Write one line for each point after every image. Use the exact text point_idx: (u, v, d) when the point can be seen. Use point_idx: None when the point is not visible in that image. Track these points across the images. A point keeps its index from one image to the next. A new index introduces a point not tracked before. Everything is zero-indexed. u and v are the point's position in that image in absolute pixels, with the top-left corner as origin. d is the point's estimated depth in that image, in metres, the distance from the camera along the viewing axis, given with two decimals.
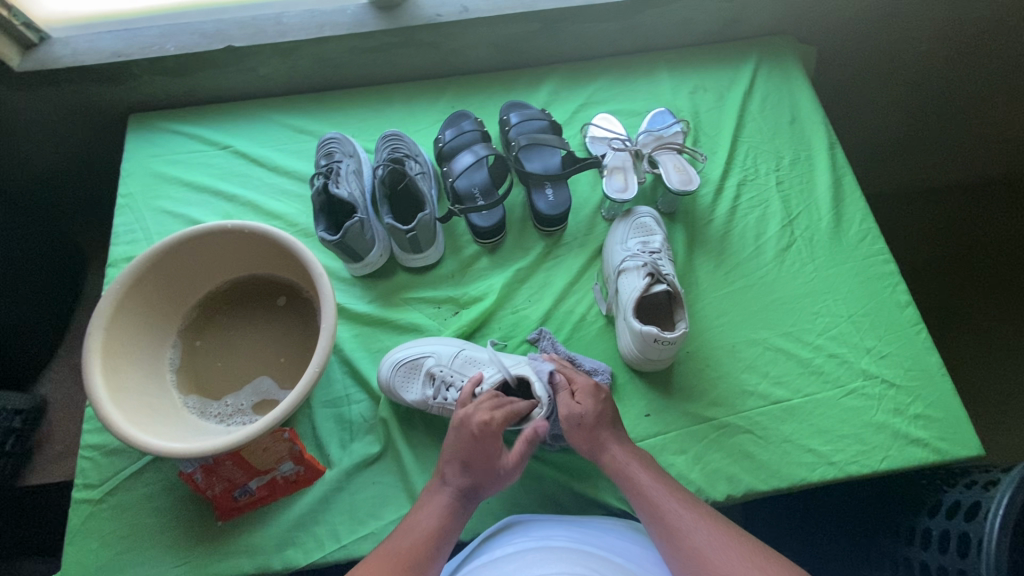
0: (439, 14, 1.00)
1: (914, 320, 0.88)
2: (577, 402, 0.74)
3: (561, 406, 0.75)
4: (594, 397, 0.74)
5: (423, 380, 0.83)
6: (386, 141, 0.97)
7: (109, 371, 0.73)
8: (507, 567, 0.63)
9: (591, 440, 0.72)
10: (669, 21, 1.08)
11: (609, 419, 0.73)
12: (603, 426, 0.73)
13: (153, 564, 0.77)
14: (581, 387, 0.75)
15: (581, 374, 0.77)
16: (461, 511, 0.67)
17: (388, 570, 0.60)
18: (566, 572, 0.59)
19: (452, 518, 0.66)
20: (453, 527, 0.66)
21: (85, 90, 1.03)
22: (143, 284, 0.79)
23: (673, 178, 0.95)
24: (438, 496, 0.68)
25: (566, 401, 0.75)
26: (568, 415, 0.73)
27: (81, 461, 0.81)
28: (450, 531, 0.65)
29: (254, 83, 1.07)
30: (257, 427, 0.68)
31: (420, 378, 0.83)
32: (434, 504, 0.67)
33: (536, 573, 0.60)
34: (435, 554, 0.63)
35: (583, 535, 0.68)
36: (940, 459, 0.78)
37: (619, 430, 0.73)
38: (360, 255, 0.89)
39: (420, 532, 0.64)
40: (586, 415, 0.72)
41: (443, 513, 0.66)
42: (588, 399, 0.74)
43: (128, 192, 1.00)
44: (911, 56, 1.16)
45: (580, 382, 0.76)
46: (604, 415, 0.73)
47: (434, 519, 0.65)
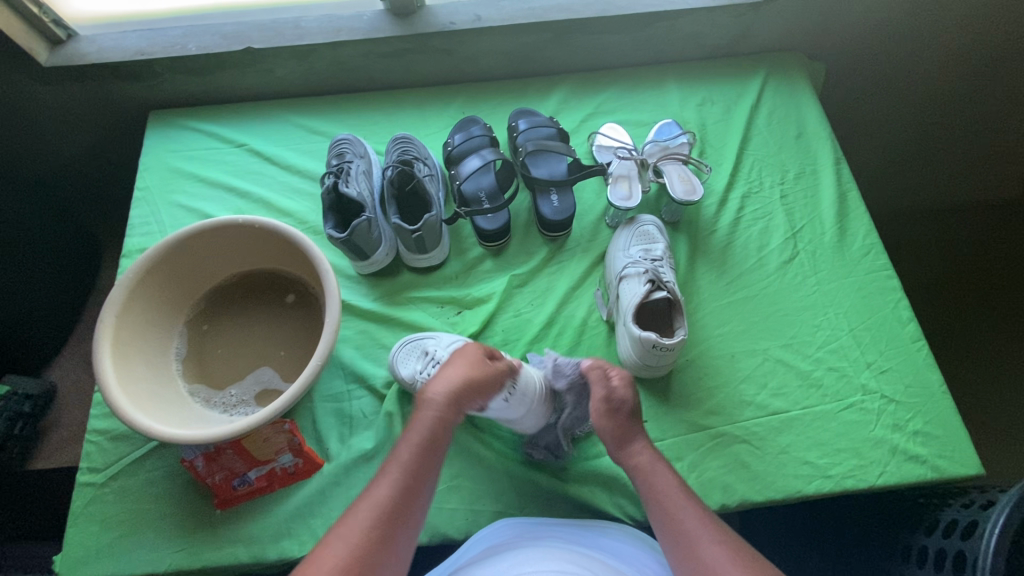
0: (452, 21, 1.03)
1: (916, 336, 0.88)
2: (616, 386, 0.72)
3: (599, 388, 0.72)
4: (630, 383, 0.73)
5: (419, 356, 0.85)
6: (396, 143, 0.99)
7: (118, 356, 0.75)
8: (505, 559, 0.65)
9: (628, 427, 0.71)
10: (679, 34, 1.10)
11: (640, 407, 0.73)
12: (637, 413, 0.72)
13: (151, 550, 0.78)
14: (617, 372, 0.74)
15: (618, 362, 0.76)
16: (433, 464, 0.66)
17: (366, 534, 0.58)
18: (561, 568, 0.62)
19: (435, 450, 0.66)
20: (426, 475, 0.65)
21: (108, 86, 1.06)
22: (157, 273, 0.81)
23: (677, 188, 0.96)
24: (413, 442, 0.66)
25: (603, 383, 0.72)
26: (607, 397, 0.71)
27: (87, 445, 0.83)
28: (422, 490, 0.64)
29: (271, 84, 1.10)
30: (259, 417, 0.69)
31: (417, 354, 0.85)
32: (411, 449, 0.65)
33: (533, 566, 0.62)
34: (416, 492, 0.63)
35: (577, 536, 0.71)
36: (938, 476, 0.78)
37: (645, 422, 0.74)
38: (367, 253, 0.91)
39: (393, 486, 0.62)
40: (625, 401, 0.71)
41: (418, 463, 0.65)
42: (627, 385, 0.72)
43: (145, 185, 1.03)
44: (918, 76, 1.16)
45: (623, 371, 0.74)
46: (638, 404, 0.72)
47: (409, 465, 0.64)
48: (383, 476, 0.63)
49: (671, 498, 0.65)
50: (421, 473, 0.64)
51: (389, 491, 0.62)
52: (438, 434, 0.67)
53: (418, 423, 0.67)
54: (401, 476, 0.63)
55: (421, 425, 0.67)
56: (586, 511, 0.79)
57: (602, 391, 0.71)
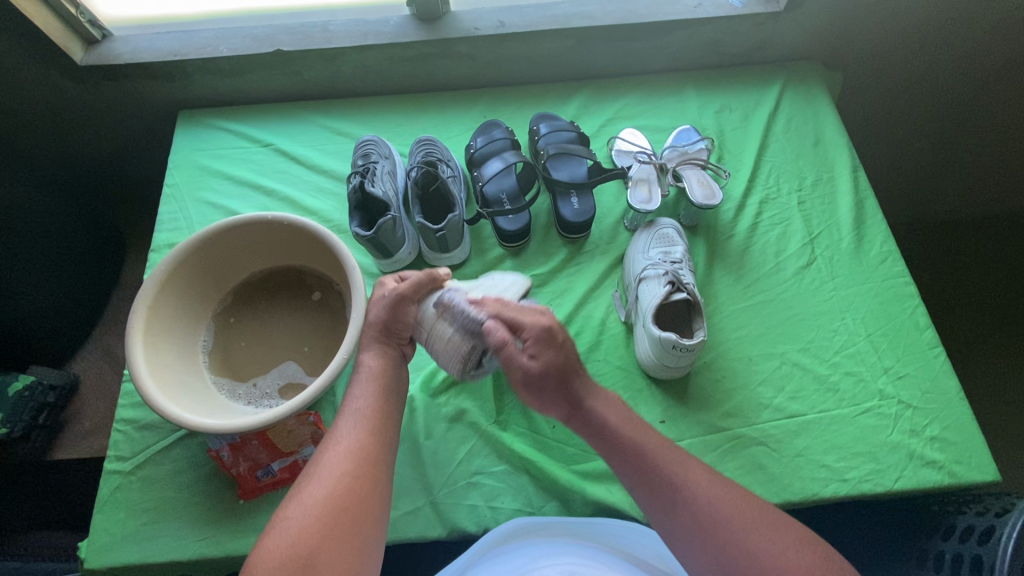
0: (477, 27, 1.05)
1: (933, 343, 0.88)
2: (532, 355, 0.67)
3: (512, 363, 0.66)
4: (546, 345, 0.67)
5: None
6: (420, 145, 1.01)
7: (149, 345, 0.77)
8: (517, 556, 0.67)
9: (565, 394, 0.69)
10: (698, 42, 1.11)
11: (568, 368, 0.68)
12: (569, 374, 0.68)
13: (175, 538, 0.79)
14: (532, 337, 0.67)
15: (528, 317, 0.68)
16: (390, 403, 0.70)
17: (343, 465, 0.62)
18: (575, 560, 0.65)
19: (387, 389, 0.71)
20: (386, 409, 0.69)
21: (139, 86, 1.09)
22: (187, 266, 0.83)
23: (697, 193, 0.98)
24: (365, 382, 0.70)
25: (517, 357, 0.66)
26: (525, 375, 0.66)
27: (115, 434, 0.86)
28: (387, 428, 0.68)
29: (298, 86, 1.13)
30: (287, 408, 0.70)
31: None
32: (367, 387, 0.70)
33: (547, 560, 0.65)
34: (382, 433, 0.67)
35: (582, 528, 0.73)
36: (955, 482, 0.78)
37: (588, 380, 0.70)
38: (391, 251, 0.92)
39: (360, 422, 0.66)
40: (544, 372, 0.66)
41: (374, 399, 0.69)
42: (540, 349, 0.67)
43: (174, 182, 1.05)
44: (934, 86, 1.17)
45: (530, 330, 0.67)
46: (564, 365, 0.67)
47: (369, 406, 0.68)
48: (345, 414, 0.67)
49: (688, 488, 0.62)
50: (380, 406, 0.68)
51: (359, 427, 0.65)
52: (387, 368, 0.72)
53: (366, 363, 0.72)
54: (363, 414, 0.67)
55: (369, 365, 0.72)
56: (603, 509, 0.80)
57: (517, 366, 0.66)
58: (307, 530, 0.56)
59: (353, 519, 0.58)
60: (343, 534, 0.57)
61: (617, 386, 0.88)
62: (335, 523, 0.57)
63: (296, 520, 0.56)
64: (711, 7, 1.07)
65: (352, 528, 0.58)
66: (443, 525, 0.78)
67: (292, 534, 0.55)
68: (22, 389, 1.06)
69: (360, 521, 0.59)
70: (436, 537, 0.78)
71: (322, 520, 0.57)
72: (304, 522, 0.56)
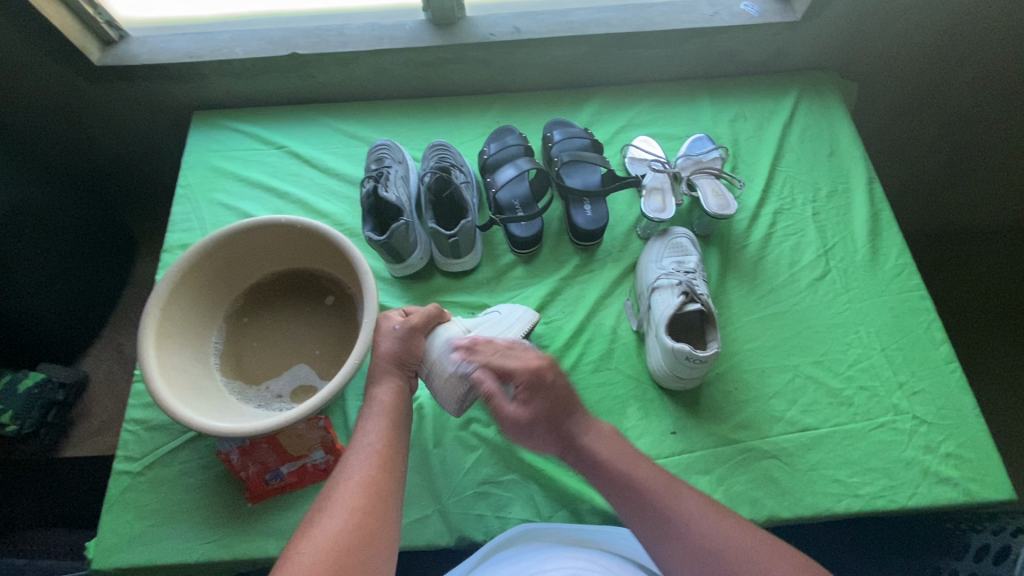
0: (492, 33, 1.05)
1: (949, 358, 0.87)
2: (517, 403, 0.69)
3: (500, 412, 0.70)
4: (531, 398, 0.69)
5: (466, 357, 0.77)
6: (433, 150, 1.01)
7: (161, 346, 0.77)
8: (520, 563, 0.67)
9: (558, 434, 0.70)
10: (714, 51, 1.11)
11: (555, 410, 0.69)
12: (558, 415, 0.70)
13: (182, 540, 0.79)
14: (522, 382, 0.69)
15: (521, 364, 0.70)
16: (400, 431, 0.70)
17: (355, 499, 0.60)
18: (578, 561, 0.65)
19: (397, 417, 0.71)
20: (397, 444, 0.68)
21: (155, 86, 1.10)
22: (201, 268, 0.83)
23: (711, 202, 0.97)
24: (377, 415, 0.70)
25: (504, 407, 0.70)
26: (512, 422, 0.70)
27: (125, 434, 0.86)
28: (396, 456, 0.67)
29: (313, 89, 1.13)
30: (297, 414, 0.70)
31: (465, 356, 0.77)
32: (378, 421, 0.69)
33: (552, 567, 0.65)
34: (392, 461, 0.66)
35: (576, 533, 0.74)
36: (970, 500, 0.77)
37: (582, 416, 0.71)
38: (403, 256, 0.92)
39: (370, 451, 0.66)
40: (529, 419, 0.69)
41: (386, 432, 0.68)
42: (524, 404, 0.69)
43: (187, 183, 1.05)
44: (951, 98, 1.16)
45: (523, 375, 0.69)
46: (552, 408, 0.69)
47: (378, 434, 0.68)
48: (356, 447, 0.66)
49: (695, 504, 0.63)
50: (391, 440, 0.68)
51: (371, 461, 0.64)
52: (398, 402, 0.72)
53: (378, 396, 0.72)
54: (375, 449, 0.66)
55: (380, 397, 0.72)
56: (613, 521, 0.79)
57: (505, 414, 0.70)
58: (319, 564, 0.54)
59: (365, 553, 0.56)
60: (356, 567, 0.55)
61: (628, 395, 0.87)
62: (347, 556, 0.55)
63: (307, 555, 0.54)
64: (727, 16, 1.07)
65: (364, 565, 0.56)
66: (451, 533, 0.78)
67: (303, 568, 0.53)
68: (32, 386, 1.06)
69: (373, 556, 0.57)
70: (444, 545, 0.77)
71: (334, 555, 0.55)
72: (316, 556, 0.54)
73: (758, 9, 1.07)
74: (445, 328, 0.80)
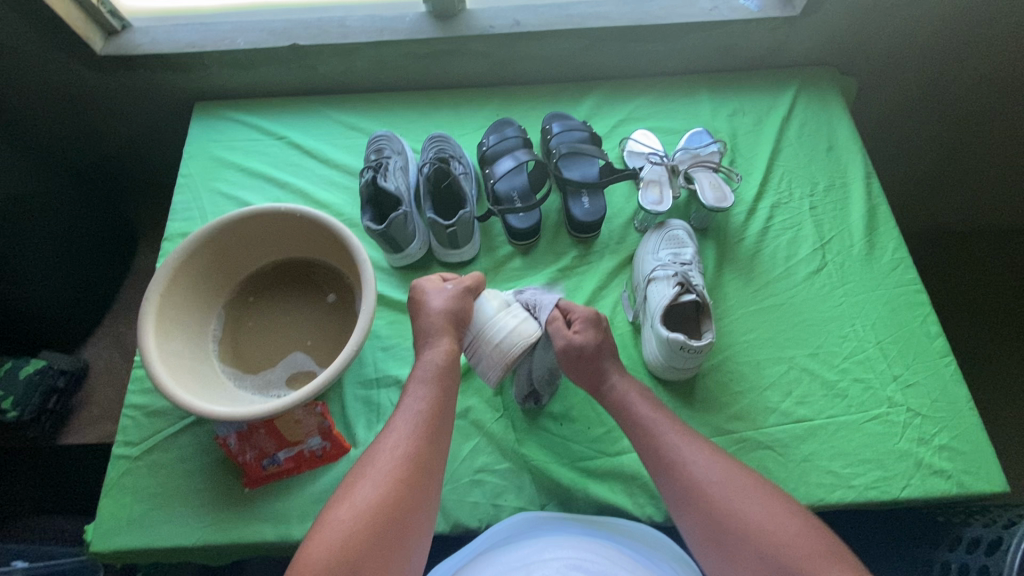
0: (492, 26, 1.06)
1: (944, 352, 0.88)
2: (577, 332, 0.75)
3: (558, 336, 0.75)
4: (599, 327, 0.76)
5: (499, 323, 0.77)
6: (433, 142, 1.02)
7: (160, 330, 0.78)
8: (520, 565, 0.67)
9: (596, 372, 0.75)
10: (713, 46, 1.12)
11: (606, 350, 0.76)
12: (604, 351, 0.75)
13: (179, 524, 0.80)
14: (580, 318, 0.76)
15: (580, 307, 0.78)
16: (448, 397, 0.70)
17: (396, 473, 0.62)
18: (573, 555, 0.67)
19: (447, 383, 0.70)
20: (442, 414, 0.68)
21: (156, 76, 1.11)
22: (203, 254, 0.84)
23: (708, 195, 0.98)
24: (428, 382, 0.69)
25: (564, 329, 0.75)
26: (567, 346, 0.74)
27: (124, 419, 0.86)
28: (441, 425, 0.67)
29: (314, 80, 1.14)
30: (291, 399, 0.71)
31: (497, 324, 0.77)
32: (427, 388, 0.69)
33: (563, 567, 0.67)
34: (435, 429, 0.67)
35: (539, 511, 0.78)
36: (963, 492, 0.78)
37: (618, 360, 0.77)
38: (401, 246, 0.93)
39: (416, 422, 0.66)
40: (586, 344, 0.74)
41: (434, 402, 0.68)
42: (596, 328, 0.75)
43: (188, 172, 1.06)
44: (950, 96, 1.17)
45: (580, 313, 0.77)
46: (603, 343, 0.75)
47: (423, 405, 0.68)
48: (402, 413, 0.67)
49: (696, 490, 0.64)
50: (438, 410, 0.68)
51: (415, 431, 0.65)
52: (451, 367, 0.71)
53: (430, 359, 0.71)
54: (421, 417, 0.67)
55: (432, 362, 0.71)
56: (608, 510, 0.79)
57: (565, 336, 0.74)
58: (356, 535, 0.56)
59: (399, 525, 0.59)
60: (391, 541, 0.57)
61: None
62: (383, 528, 0.58)
63: (346, 522, 0.57)
64: (726, 10, 1.07)
65: (397, 537, 0.58)
66: (445, 519, 0.78)
67: (342, 537, 0.56)
68: (33, 373, 1.07)
69: (406, 530, 0.59)
70: (439, 532, 0.78)
71: (372, 526, 0.57)
72: (353, 524, 0.57)
73: (757, 4, 1.08)
74: (484, 296, 0.78)
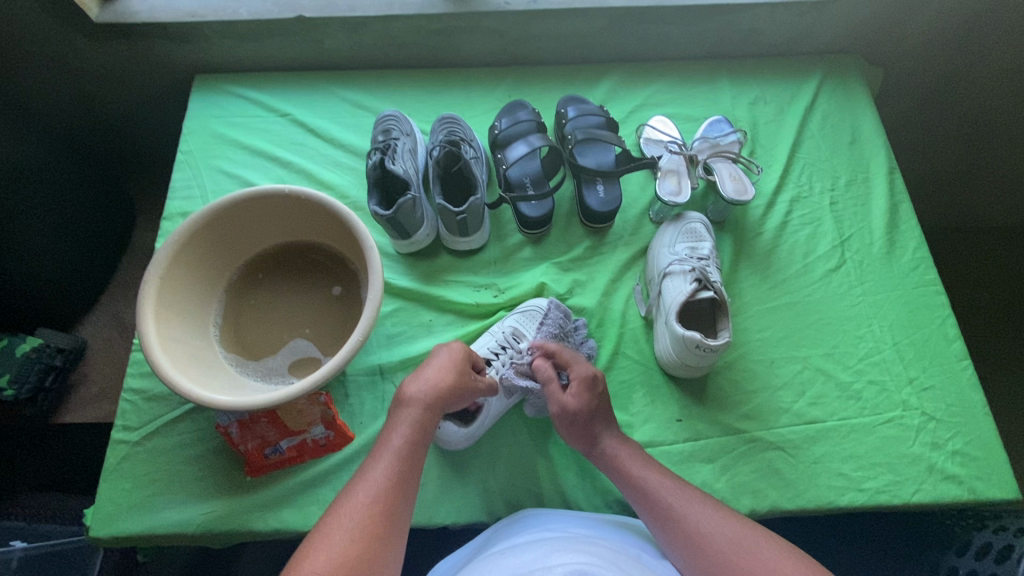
0: (507, 2, 1.01)
1: (962, 355, 0.86)
2: (568, 398, 0.74)
3: (552, 399, 0.74)
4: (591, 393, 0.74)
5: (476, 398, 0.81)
6: (443, 123, 0.98)
7: (160, 312, 0.75)
8: (511, 570, 0.57)
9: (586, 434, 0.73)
10: (738, 29, 1.07)
11: (601, 411, 0.74)
12: (597, 420, 0.73)
13: (179, 511, 0.78)
14: (578, 376, 0.75)
15: (580, 365, 0.76)
16: (421, 449, 0.66)
17: (370, 523, 0.57)
18: (585, 555, 0.58)
19: (422, 436, 0.67)
20: (415, 466, 0.65)
21: (155, 46, 1.06)
22: (206, 234, 0.81)
23: (728, 188, 0.95)
24: (402, 434, 0.66)
25: (558, 394, 0.74)
26: (560, 412, 0.73)
27: (123, 403, 0.85)
28: (413, 477, 0.64)
29: (320, 55, 1.09)
30: (295, 389, 0.69)
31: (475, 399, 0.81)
32: (403, 438, 0.66)
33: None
34: (409, 479, 0.63)
35: (532, 513, 0.72)
36: (974, 498, 0.77)
37: (611, 422, 0.74)
38: (409, 232, 0.90)
39: (391, 473, 0.62)
40: (579, 412, 0.73)
41: (408, 450, 0.65)
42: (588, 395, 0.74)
43: (188, 149, 1.02)
44: (978, 90, 1.13)
45: (579, 374, 0.75)
46: (596, 409, 0.73)
47: (399, 454, 0.64)
48: (377, 461, 0.63)
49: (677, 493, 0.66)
50: (412, 459, 0.65)
51: (389, 480, 0.61)
52: (426, 426, 0.68)
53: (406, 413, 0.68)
54: (396, 466, 0.63)
55: (407, 423, 0.67)
56: (614, 507, 0.78)
57: (557, 401, 0.74)
58: None
59: None
60: None
61: (635, 380, 0.86)
62: None
63: None
64: None
65: None
66: (449, 513, 0.77)
67: None
68: (30, 351, 1.05)
69: None
70: (443, 525, 0.77)
71: None
72: None
73: None
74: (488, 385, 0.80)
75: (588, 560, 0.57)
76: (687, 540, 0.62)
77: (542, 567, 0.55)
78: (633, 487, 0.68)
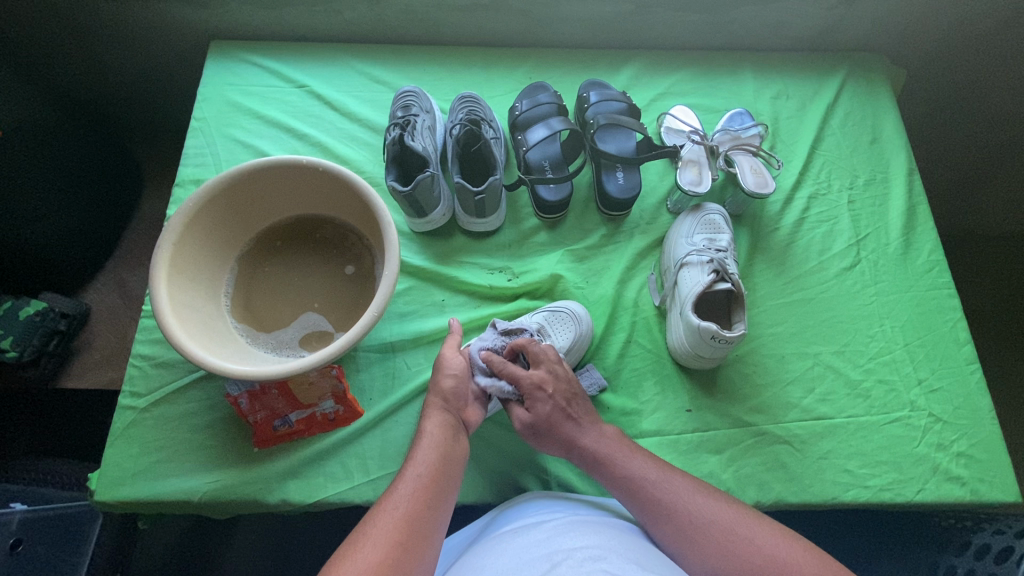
0: None
1: (971, 359, 0.86)
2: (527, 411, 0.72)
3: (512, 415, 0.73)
4: (540, 401, 0.72)
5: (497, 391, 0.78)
6: (463, 102, 0.96)
7: (172, 281, 0.74)
8: (525, 552, 0.56)
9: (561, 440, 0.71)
10: (763, 22, 1.06)
11: (561, 413, 0.72)
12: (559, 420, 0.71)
13: (186, 478, 0.78)
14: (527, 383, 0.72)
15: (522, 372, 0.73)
16: (450, 466, 0.66)
17: (396, 535, 0.56)
18: (601, 541, 0.57)
19: (452, 450, 0.67)
20: (443, 481, 0.64)
21: (171, 9, 1.04)
22: (220, 203, 0.80)
23: (748, 180, 0.93)
24: (427, 448, 0.66)
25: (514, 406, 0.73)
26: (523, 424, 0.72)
27: (131, 369, 0.84)
28: (444, 493, 0.63)
29: (339, 26, 1.08)
30: (308, 361, 0.68)
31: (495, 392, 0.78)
32: (430, 452, 0.65)
33: (570, 564, 0.51)
34: (438, 494, 0.62)
35: (540, 492, 0.72)
36: (977, 500, 0.77)
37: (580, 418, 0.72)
38: (425, 210, 0.89)
39: (421, 488, 0.62)
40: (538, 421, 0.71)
41: (436, 465, 0.64)
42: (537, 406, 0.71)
43: (202, 116, 1.01)
44: (998, 93, 1.13)
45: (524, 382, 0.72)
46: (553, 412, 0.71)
47: (425, 468, 0.64)
48: (403, 478, 0.63)
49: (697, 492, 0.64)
50: (441, 474, 0.64)
51: (417, 494, 0.61)
52: (448, 437, 0.68)
53: (428, 430, 0.68)
54: (422, 480, 0.62)
55: (434, 440, 0.67)
56: None
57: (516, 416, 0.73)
58: None
59: None
60: None
61: (646, 369, 0.86)
62: None
63: None
64: None
65: None
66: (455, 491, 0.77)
67: None
68: (33, 314, 1.05)
69: None
70: None
71: None
72: None
73: None
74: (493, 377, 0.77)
75: (605, 545, 0.56)
76: (707, 535, 0.60)
77: (558, 550, 0.55)
78: (648, 476, 0.66)
